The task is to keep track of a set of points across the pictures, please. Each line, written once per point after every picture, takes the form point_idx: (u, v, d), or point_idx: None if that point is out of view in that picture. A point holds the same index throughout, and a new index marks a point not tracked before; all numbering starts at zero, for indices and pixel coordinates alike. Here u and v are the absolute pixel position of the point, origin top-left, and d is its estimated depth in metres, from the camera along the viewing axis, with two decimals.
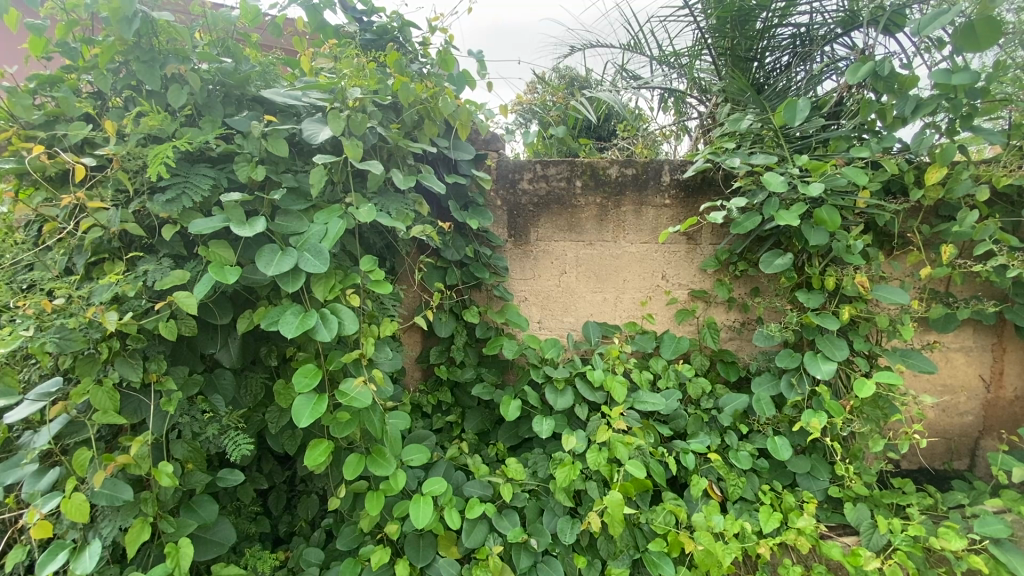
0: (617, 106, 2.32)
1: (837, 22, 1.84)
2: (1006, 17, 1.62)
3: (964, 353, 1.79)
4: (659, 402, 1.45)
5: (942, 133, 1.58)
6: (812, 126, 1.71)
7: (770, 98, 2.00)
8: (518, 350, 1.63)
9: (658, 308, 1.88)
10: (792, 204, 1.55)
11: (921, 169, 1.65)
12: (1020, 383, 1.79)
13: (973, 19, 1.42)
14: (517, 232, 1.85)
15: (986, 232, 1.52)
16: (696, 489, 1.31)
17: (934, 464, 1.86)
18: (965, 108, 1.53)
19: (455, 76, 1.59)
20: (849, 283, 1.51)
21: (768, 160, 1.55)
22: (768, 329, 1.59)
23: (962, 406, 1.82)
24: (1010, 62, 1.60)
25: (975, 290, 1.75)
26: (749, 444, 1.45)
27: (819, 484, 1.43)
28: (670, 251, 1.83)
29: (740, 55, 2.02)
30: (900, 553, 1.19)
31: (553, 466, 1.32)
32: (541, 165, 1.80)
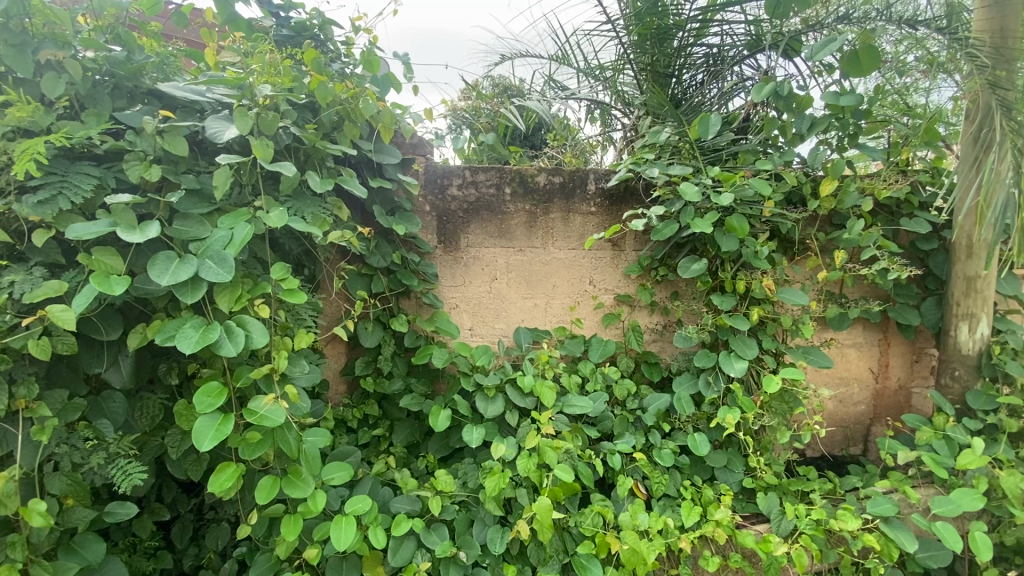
0: (545, 116, 2.36)
1: (744, 44, 1.98)
2: (884, 48, 1.78)
3: (856, 348, 1.97)
4: (587, 406, 1.47)
5: (833, 149, 1.74)
6: (723, 140, 1.84)
7: (687, 112, 2.12)
8: (448, 358, 1.59)
9: (586, 313, 1.92)
10: (705, 212, 1.64)
11: (816, 182, 1.80)
12: (902, 374, 2.00)
13: (857, 48, 1.57)
14: (446, 239, 1.82)
15: (870, 239, 1.69)
16: (622, 489, 1.33)
17: (834, 451, 2.02)
18: (851, 127, 1.70)
19: (378, 78, 1.55)
20: (757, 286, 1.62)
21: (683, 171, 1.64)
22: (686, 331, 1.67)
23: (856, 397, 2.00)
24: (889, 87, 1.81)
25: (864, 291, 1.93)
26: (671, 441, 1.51)
27: (734, 477, 1.51)
28: (596, 257, 1.88)
29: (659, 71, 2.12)
30: (804, 537, 1.27)
31: (482, 475, 1.30)
32: (470, 171, 1.80)
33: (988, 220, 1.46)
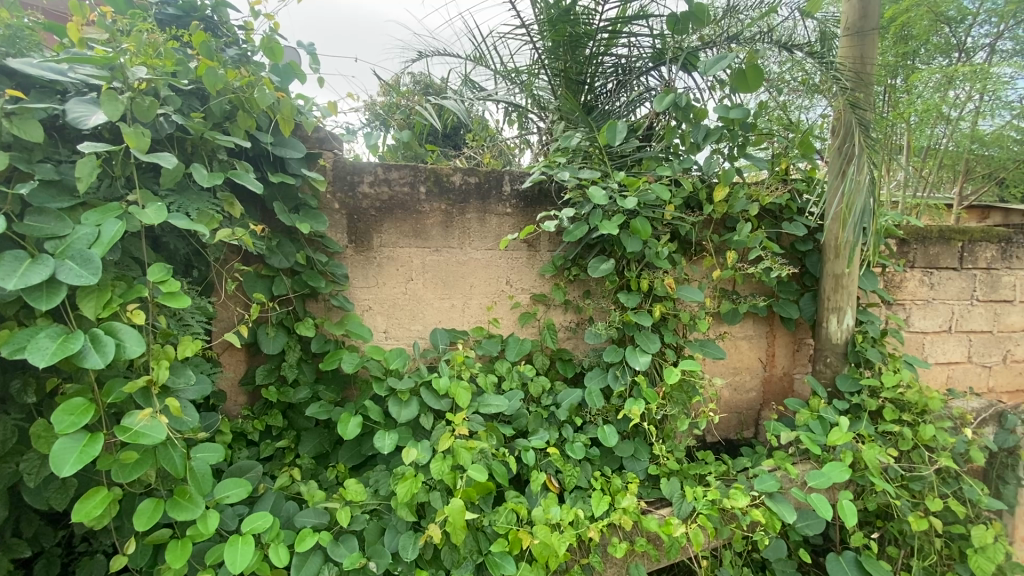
0: (461, 116, 2.35)
1: (649, 57, 2.09)
2: (772, 68, 1.95)
3: (747, 340, 2.16)
4: (502, 404, 1.48)
5: (725, 158, 1.88)
6: (629, 146, 1.94)
7: (597, 119, 2.21)
8: (359, 362, 1.54)
9: (502, 312, 1.93)
10: (612, 215, 1.72)
11: (711, 187, 1.95)
12: (785, 362, 2.22)
13: (745, 66, 1.71)
14: (357, 238, 1.76)
15: (756, 240, 1.86)
16: (535, 484, 1.36)
17: (730, 435, 2.20)
18: (741, 139, 1.85)
19: (279, 67, 1.46)
20: (659, 285, 1.72)
21: (592, 175, 1.71)
22: (596, 328, 1.74)
23: (747, 384, 2.20)
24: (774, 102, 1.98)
25: (752, 288, 2.12)
26: (582, 435, 1.57)
27: (640, 464, 1.59)
28: (512, 257, 1.90)
29: (572, 78, 2.19)
30: (701, 517, 1.36)
31: (394, 481, 1.27)
32: (382, 169, 1.75)
33: (851, 221, 1.72)
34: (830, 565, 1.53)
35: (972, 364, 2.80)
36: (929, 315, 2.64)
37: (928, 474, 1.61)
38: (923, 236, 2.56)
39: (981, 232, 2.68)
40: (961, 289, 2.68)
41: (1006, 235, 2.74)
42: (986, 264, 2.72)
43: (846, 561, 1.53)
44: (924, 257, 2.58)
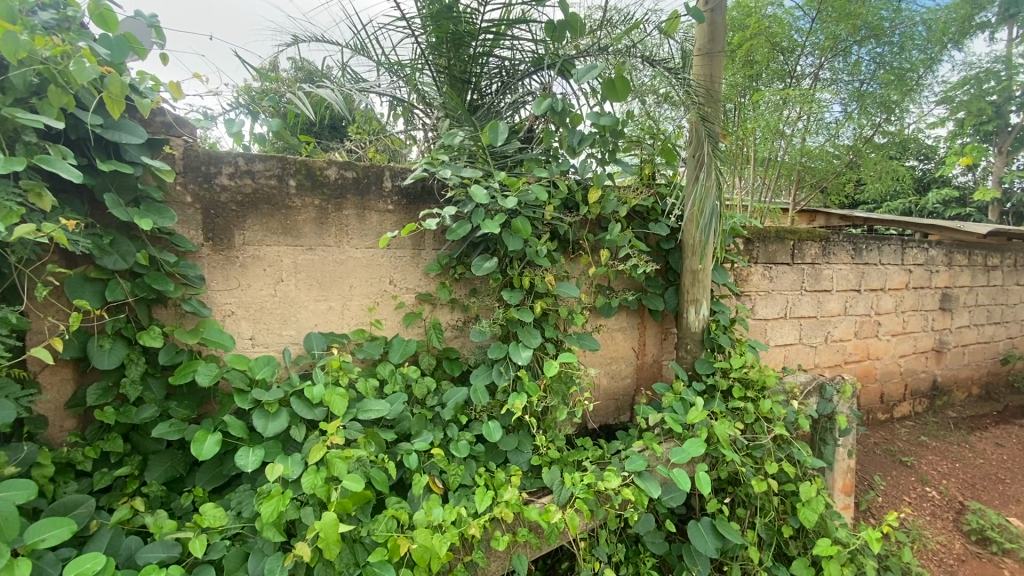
0: (340, 107, 2.23)
1: (529, 61, 2.15)
2: (643, 80, 2.03)
3: (622, 331, 2.33)
4: (383, 409, 1.43)
5: (597, 162, 2.00)
6: (510, 148, 1.98)
7: (481, 118, 2.23)
8: (218, 373, 1.39)
9: (385, 313, 1.86)
10: (494, 214, 1.74)
11: (585, 189, 2.06)
12: (654, 349, 2.43)
13: (614, 77, 1.83)
14: (216, 236, 1.59)
15: (625, 240, 2.01)
16: (417, 487, 1.33)
17: (609, 421, 2.35)
18: (612, 145, 1.97)
19: (109, 39, 1.25)
20: (539, 282, 1.78)
21: (473, 174, 1.71)
22: (480, 325, 1.75)
23: (623, 372, 2.36)
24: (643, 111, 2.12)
25: (625, 284, 2.29)
26: (467, 433, 1.57)
27: (524, 456, 1.63)
28: (394, 256, 1.85)
29: (456, 76, 2.19)
30: (577, 501, 1.44)
31: (258, 501, 1.17)
32: (245, 159, 1.60)
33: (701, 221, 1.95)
34: (691, 532, 1.70)
35: (802, 344, 3.29)
36: (770, 304, 3.06)
37: (766, 442, 1.85)
38: (763, 236, 2.95)
39: (807, 233, 3.17)
40: (793, 281, 3.14)
41: (825, 235, 3.26)
42: (810, 260, 3.22)
43: (704, 526, 1.71)
44: (765, 254, 2.98)
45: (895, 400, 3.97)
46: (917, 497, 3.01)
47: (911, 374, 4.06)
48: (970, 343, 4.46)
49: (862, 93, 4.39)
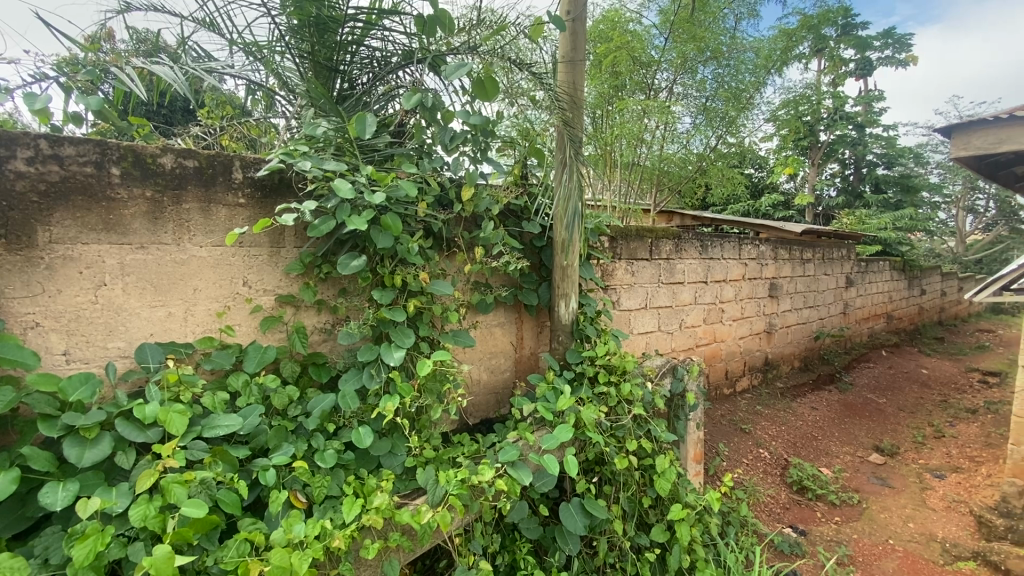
0: (182, 88, 1.94)
1: (399, 53, 2.10)
2: (518, 83, 2.07)
3: (500, 326, 2.39)
4: (234, 424, 1.30)
5: (470, 159, 2.00)
6: (380, 142, 1.91)
7: (350, 109, 2.12)
8: (15, 398, 1.16)
9: (240, 318, 1.70)
10: (361, 210, 1.66)
11: (458, 187, 2.07)
12: (531, 342, 2.53)
13: (483, 76, 1.85)
14: (11, 232, 1.32)
15: (498, 237, 2.06)
16: (275, 505, 1.24)
17: (490, 415, 2.38)
18: (483, 143, 2.00)
19: None
20: (411, 280, 1.75)
21: (337, 167, 1.63)
22: (348, 327, 1.67)
23: (501, 366, 2.42)
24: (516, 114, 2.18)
25: (501, 280, 2.35)
26: (334, 441, 1.49)
27: (397, 460, 1.59)
28: (248, 255, 1.69)
29: (320, 63, 2.06)
30: (451, 497, 1.43)
31: (68, 544, 1.00)
32: (50, 141, 1.35)
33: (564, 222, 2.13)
34: (562, 513, 1.79)
35: (661, 332, 3.65)
36: (632, 296, 3.34)
37: (627, 422, 2.02)
38: (626, 234, 3.21)
39: (663, 232, 3.52)
40: (651, 275, 3.47)
41: (677, 234, 3.64)
42: (666, 256, 3.57)
43: (573, 507, 1.81)
44: (628, 251, 3.25)
45: (736, 376, 4.58)
46: (752, 458, 3.50)
47: (748, 353, 4.70)
48: (791, 324, 5.29)
49: (707, 107, 4.98)
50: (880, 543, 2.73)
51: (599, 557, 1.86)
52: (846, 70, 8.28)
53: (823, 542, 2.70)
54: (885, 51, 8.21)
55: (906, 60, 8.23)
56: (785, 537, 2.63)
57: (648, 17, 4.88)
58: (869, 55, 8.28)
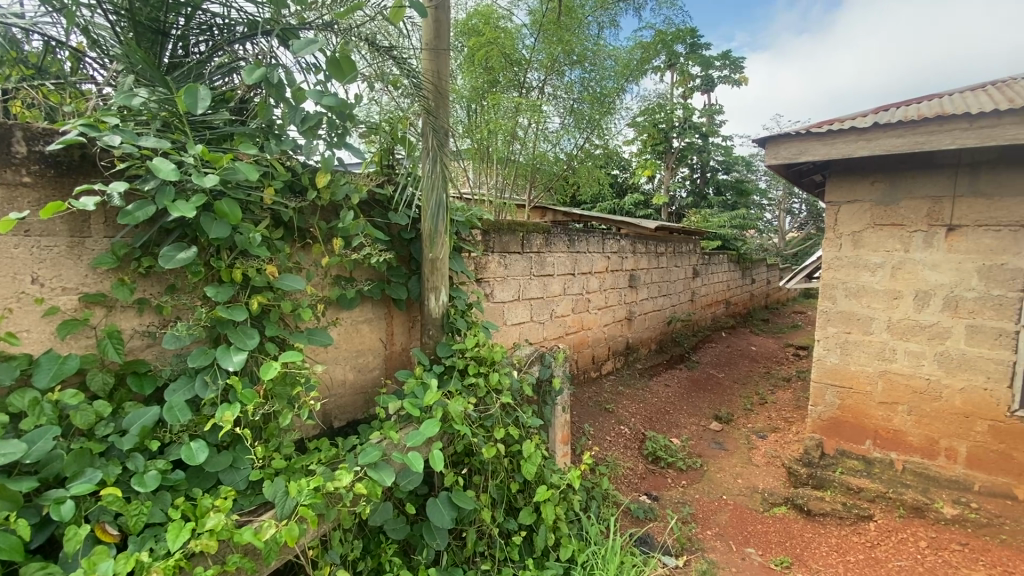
0: None
1: (243, 23, 1.88)
2: (386, 69, 1.99)
3: (367, 323, 2.28)
4: (14, 452, 1.07)
5: (325, 143, 1.85)
6: (217, 118, 1.69)
7: (180, 79, 1.83)
8: None
9: (29, 323, 1.39)
10: (191, 194, 1.46)
11: (313, 173, 1.91)
12: (402, 338, 2.46)
13: (338, 55, 1.73)
14: None
15: (358, 228, 1.95)
16: (73, 542, 1.04)
17: (357, 416, 2.27)
18: (340, 127, 1.87)
19: None
20: (255, 275, 1.58)
21: (157, 144, 1.41)
22: (176, 330, 1.46)
23: (370, 364, 2.32)
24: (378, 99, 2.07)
25: (367, 274, 2.24)
26: (158, 460, 1.30)
27: (240, 474, 1.44)
28: (37, 246, 1.39)
29: (142, 23, 1.75)
30: (301, 508, 1.33)
31: None
32: None
33: (428, 214, 2.12)
34: (429, 509, 1.76)
35: (533, 322, 3.80)
36: (505, 289, 3.42)
37: (495, 412, 2.03)
38: (498, 228, 3.26)
39: (533, 226, 3.64)
40: (523, 268, 3.58)
41: (546, 228, 3.80)
42: (536, 249, 3.71)
43: (441, 502, 1.79)
44: (499, 244, 3.30)
45: (602, 361, 4.93)
46: (614, 435, 3.80)
47: (612, 339, 5.09)
48: (648, 311, 5.84)
49: (574, 109, 5.25)
50: (716, 499, 3.14)
51: (469, 548, 1.86)
52: (693, 85, 9.30)
53: (671, 504, 3.03)
54: (723, 70, 9.37)
55: (739, 80, 9.47)
56: (641, 504, 2.88)
57: (519, 16, 4.99)
58: (711, 73, 9.40)
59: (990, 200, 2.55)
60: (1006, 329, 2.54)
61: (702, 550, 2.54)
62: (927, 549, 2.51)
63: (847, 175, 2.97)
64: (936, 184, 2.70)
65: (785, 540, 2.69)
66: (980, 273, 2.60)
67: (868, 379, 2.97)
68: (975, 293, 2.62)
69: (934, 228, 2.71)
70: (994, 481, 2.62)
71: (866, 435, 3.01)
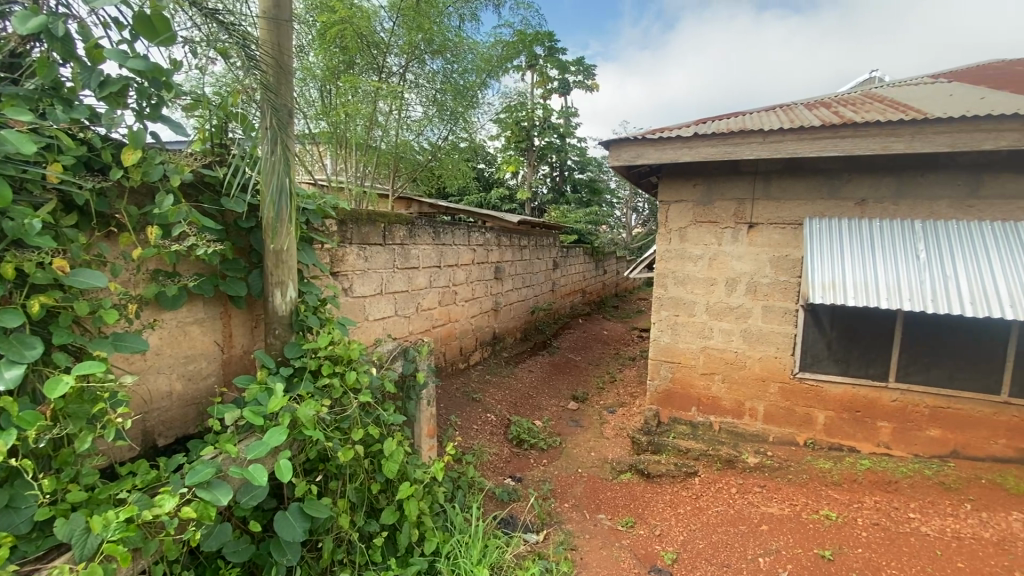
0: None
1: None
2: (214, 34, 1.75)
3: (198, 325, 2.01)
4: None
5: (133, 114, 1.57)
6: None
7: None
8: None
9: None
10: None
11: (118, 148, 1.61)
12: (244, 340, 2.21)
13: (149, 12, 1.48)
14: None
15: (180, 215, 1.69)
16: None
17: (189, 431, 2.00)
18: (154, 97, 1.60)
19: None
20: (37, 270, 1.28)
21: None
22: None
23: (204, 371, 2.05)
24: (205, 69, 1.81)
25: (196, 267, 1.96)
26: None
27: (22, 516, 1.16)
28: None
29: None
30: (109, 544, 1.13)
31: None
32: None
33: (268, 200, 1.87)
34: (277, 523, 1.61)
35: (397, 316, 3.69)
36: (365, 282, 3.26)
37: (352, 412, 1.92)
38: (355, 218, 3.09)
39: (395, 217, 3.52)
40: (385, 260, 3.45)
41: (410, 219, 3.71)
42: (399, 241, 3.60)
43: (291, 514, 1.65)
44: (358, 235, 3.13)
45: (469, 351, 4.98)
46: (481, 423, 3.87)
47: (479, 330, 5.17)
48: (513, 302, 6.04)
49: (437, 100, 5.17)
50: (572, 473, 3.39)
51: (325, 558, 1.75)
52: (551, 87, 9.78)
53: (533, 483, 3.20)
54: (578, 76, 10.00)
55: (591, 87, 10.18)
56: (506, 487, 2.98)
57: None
58: (568, 77, 9.96)
59: (778, 202, 3.10)
60: (789, 308, 3.12)
61: (560, 522, 2.73)
62: (737, 494, 2.99)
63: (676, 177, 3.37)
64: (741, 188, 3.20)
65: (629, 502, 3.01)
66: (771, 263, 3.16)
67: (693, 355, 3.44)
68: (768, 279, 3.17)
69: (740, 225, 3.22)
70: (782, 432, 3.22)
71: (692, 403, 3.49)
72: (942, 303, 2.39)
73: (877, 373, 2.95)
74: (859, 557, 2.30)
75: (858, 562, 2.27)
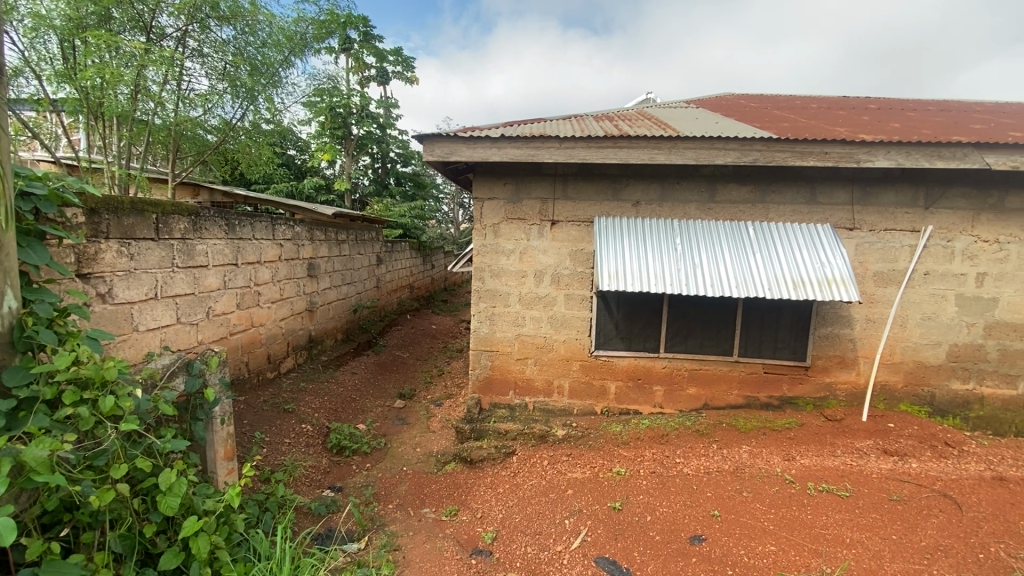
0: None
1: None
2: None
3: None
4: None
5: None
6: None
7: None
8: None
9: None
10: None
11: None
12: None
13: None
14: None
15: None
16: None
17: None
18: None
19: None
20: None
21: None
22: None
23: None
24: None
25: None
26: None
27: None
28: None
29: None
30: None
31: None
32: None
33: None
34: None
35: (180, 324, 3.14)
36: (132, 285, 2.70)
37: (110, 445, 1.57)
38: (113, 207, 2.53)
39: (173, 206, 2.98)
40: (160, 258, 2.90)
41: (194, 210, 3.19)
42: (179, 235, 3.07)
43: None
44: (118, 228, 2.58)
45: (280, 357, 4.52)
46: (293, 435, 3.54)
47: (291, 333, 4.72)
48: (331, 300, 5.66)
49: (230, 75, 4.53)
50: (397, 472, 3.34)
51: None
52: (369, 74, 9.36)
53: (355, 490, 3.06)
54: (397, 66, 9.75)
55: (410, 79, 10.02)
56: (324, 499, 2.79)
57: None
58: (386, 66, 9.65)
59: (573, 202, 3.48)
60: (585, 296, 3.53)
61: (383, 525, 2.66)
62: (549, 465, 3.30)
63: (488, 175, 3.52)
64: (544, 188, 3.50)
65: (453, 491, 3.09)
66: (570, 256, 3.53)
67: (509, 343, 3.66)
68: (569, 270, 3.54)
69: (544, 222, 3.52)
70: (584, 404, 3.65)
71: (509, 387, 3.72)
72: (693, 287, 2.96)
73: (652, 346, 3.52)
74: (640, 503, 2.74)
75: (642, 507, 2.70)
